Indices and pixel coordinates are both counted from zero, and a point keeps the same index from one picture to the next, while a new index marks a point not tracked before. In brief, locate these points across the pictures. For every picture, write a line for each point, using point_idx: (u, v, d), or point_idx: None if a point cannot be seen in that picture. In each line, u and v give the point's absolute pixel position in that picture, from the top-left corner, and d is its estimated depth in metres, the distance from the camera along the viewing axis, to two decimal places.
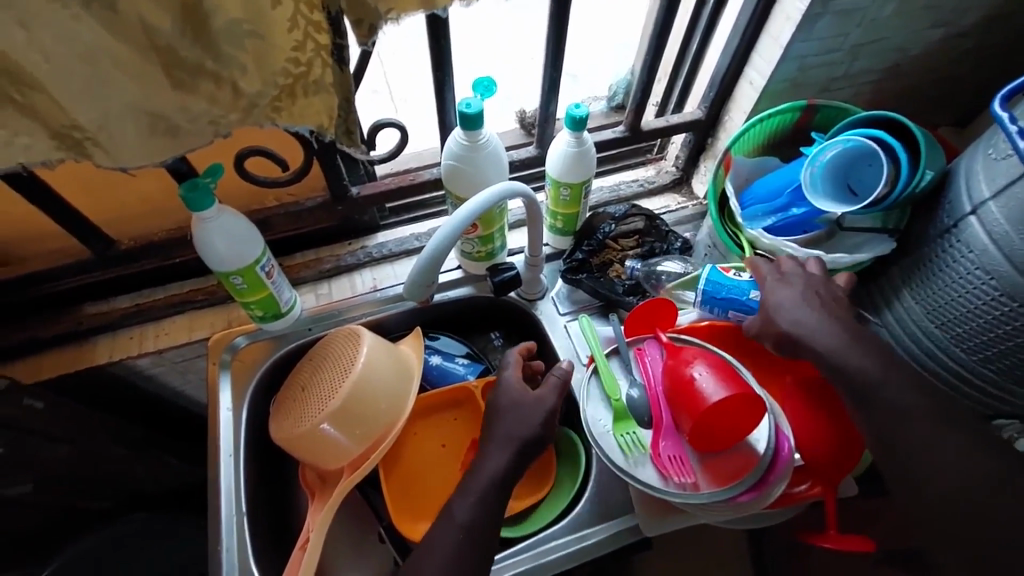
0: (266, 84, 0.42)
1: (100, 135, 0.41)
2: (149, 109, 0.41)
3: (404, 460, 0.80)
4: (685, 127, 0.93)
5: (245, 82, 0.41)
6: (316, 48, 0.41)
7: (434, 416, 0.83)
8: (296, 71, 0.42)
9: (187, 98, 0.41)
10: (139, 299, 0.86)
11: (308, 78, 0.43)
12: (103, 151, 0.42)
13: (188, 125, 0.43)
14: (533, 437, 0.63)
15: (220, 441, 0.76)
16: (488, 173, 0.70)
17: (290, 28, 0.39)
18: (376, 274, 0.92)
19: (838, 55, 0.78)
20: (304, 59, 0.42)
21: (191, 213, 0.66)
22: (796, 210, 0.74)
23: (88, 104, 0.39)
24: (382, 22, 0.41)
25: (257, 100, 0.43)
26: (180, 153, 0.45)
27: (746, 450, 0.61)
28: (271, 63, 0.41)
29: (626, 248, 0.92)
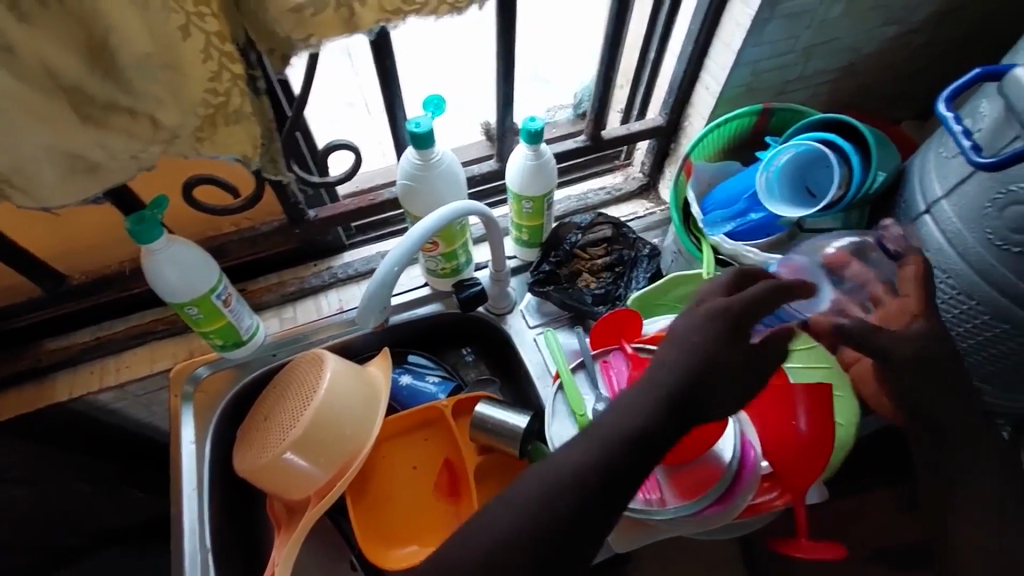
0: (186, 116, 0.41)
1: (15, 178, 0.39)
2: (67, 148, 0.39)
3: (376, 486, 0.78)
4: (648, 134, 0.92)
5: (163, 115, 0.40)
6: (232, 78, 0.41)
7: (407, 437, 0.81)
8: (216, 101, 0.41)
9: (103, 135, 0.40)
10: (99, 332, 0.83)
11: (228, 108, 0.42)
12: (22, 193, 0.40)
13: (108, 162, 0.41)
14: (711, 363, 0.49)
15: (183, 476, 0.74)
16: (444, 190, 0.70)
17: (205, 58, 0.39)
18: (342, 295, 0.91)
19: (791, 57, 0.78)
20: (223, 90, 0.41)
21: (139, 245, 0.64)
22: (754, 215, 0.74)
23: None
24: (296, 50, 0.41)
25: (178, 132, 0.41)
26: (102, 189, 0.43)
27: (712, 463, 0.61)
28: (188, 95, 0.40)
29: (594, 257, 0.91)
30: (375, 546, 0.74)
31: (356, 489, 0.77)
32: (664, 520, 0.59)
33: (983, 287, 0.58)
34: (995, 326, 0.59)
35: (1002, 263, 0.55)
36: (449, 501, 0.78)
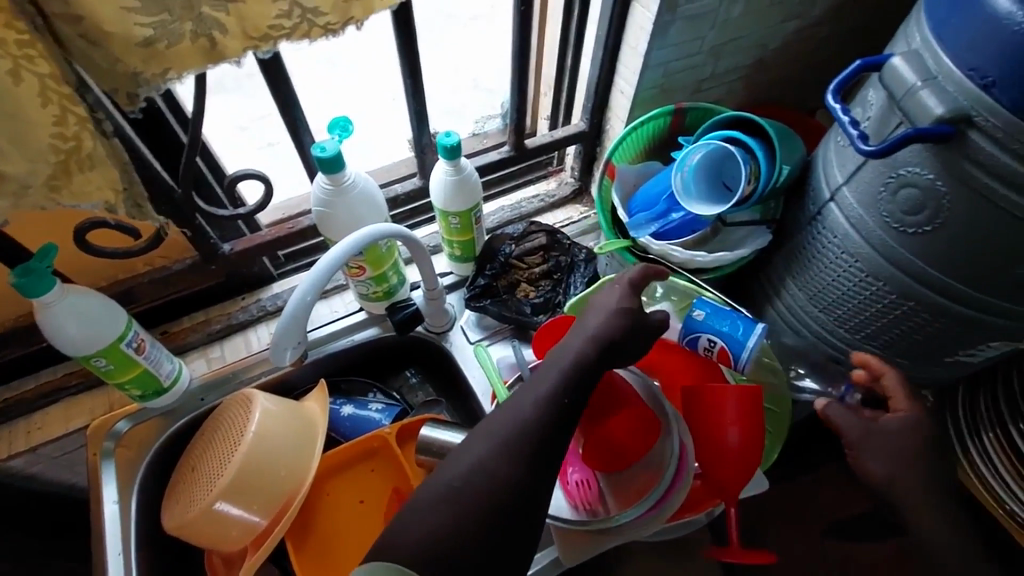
0: (34, 166, 0.39)
1: None
2: None
3: (320, 523, 0.75)
4: (572, 140, 0.93)
5: (8, 166, 0.38)
6: (79, 120, 0.39)
7: (349, 471, 0.78)
8: (66, 147, 0.39)
9: None
10: (5, 393, 0.79)
11: (82, 152, 0.40)
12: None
13: None
14: (622, 340, 0.56)
15: (106, 539, 0.69)
16: (360, 213, 0.67)
17: (43, 102, 0.37)
18: (273, 328, 0.88)
19: (700, 57, 0.80)
20: (71, 133, 0.39)
21: (28, 300, 0.60)
22: (675, 214, 0.74)
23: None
24: (149, 87, 0.39)
25: (28, 182, 0.39)
26: None
27: (649, 467, 0.60)
28: (30, 143, 0.38)
29: (532, 266, 0.92)
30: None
31: (297, 528, 0.74)
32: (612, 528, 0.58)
33: (887, 268, 0.60)
34: (902, 304, 0.62)
35: (901, 244, 0.57)
36: None
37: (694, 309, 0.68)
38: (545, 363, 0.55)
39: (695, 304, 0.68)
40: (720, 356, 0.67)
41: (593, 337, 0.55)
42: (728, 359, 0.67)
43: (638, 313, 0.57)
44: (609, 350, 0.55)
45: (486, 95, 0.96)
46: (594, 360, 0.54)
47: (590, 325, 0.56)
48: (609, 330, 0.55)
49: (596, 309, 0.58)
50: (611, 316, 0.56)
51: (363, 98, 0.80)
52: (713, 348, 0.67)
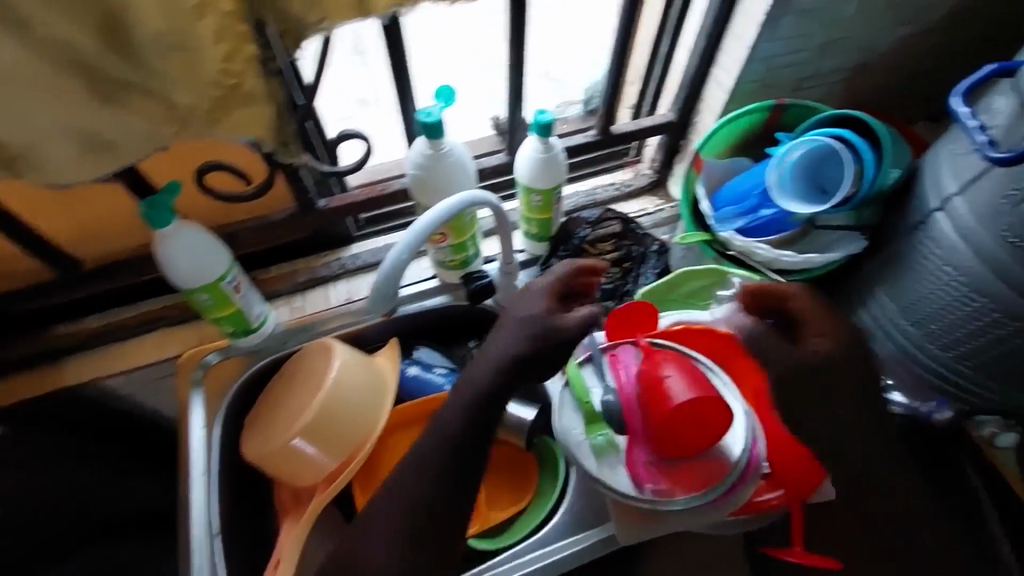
0: (198, 98, 0.42)
1: (30, 153, 0.41)
2: (81, 127, 0.41)
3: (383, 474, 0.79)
4: (658, 130, 0.92)
5: (178, 96, 0.41)
6: (245, 60, 0.41)
7: (412, 428, 0.81)
8: (227, 83, 0.42)
9: (123, 114, 0.42)
10: (109, 318, 0.84)
11: (240, 90, 0.43)
12: (37, 168, 0.42)
13: (122, 139, 0.43)
14: (526, 355, 0.61)
15: (191, 460, 0.75)
16: (454, 180, 0.70)
17: (218, 39, 0.40)
18: (351, 286, 0.92)
19: (805, 54, 0.78)
20: (235, 71, 0.41)
21: (151, 230, 0.65)
22: (765, 211, 0.73)
23: (14, 122, 0.39)
24: (310, 31, 0.42)
25: (192, 112, 0.42)
26: (118, 167, 0.44)
27: (720, 456, 0.61)
28: (201, 75, 0.40)
29: (602, 252, 0.92)
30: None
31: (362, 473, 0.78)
32: (676, 510, 0.61)
33: (995, 284, 0.58)
34: (1006, 324, 0.59)
35: (1015, 260, 0.55)
36: None
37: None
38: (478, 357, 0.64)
39: None
40: None
41: (497, 361, 0.62)
42: None
43: (547, 324, 0.61)
44: (518, 366, 0.61)
45: (576, 79, 0.97)
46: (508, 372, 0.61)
47: (495, 348, 0.62)
48: (511, 349, 0.61)
49: (543, 317, 0.62)
50: (516, 332, 0.62)
51: (466, 65, 0.80)
52: None
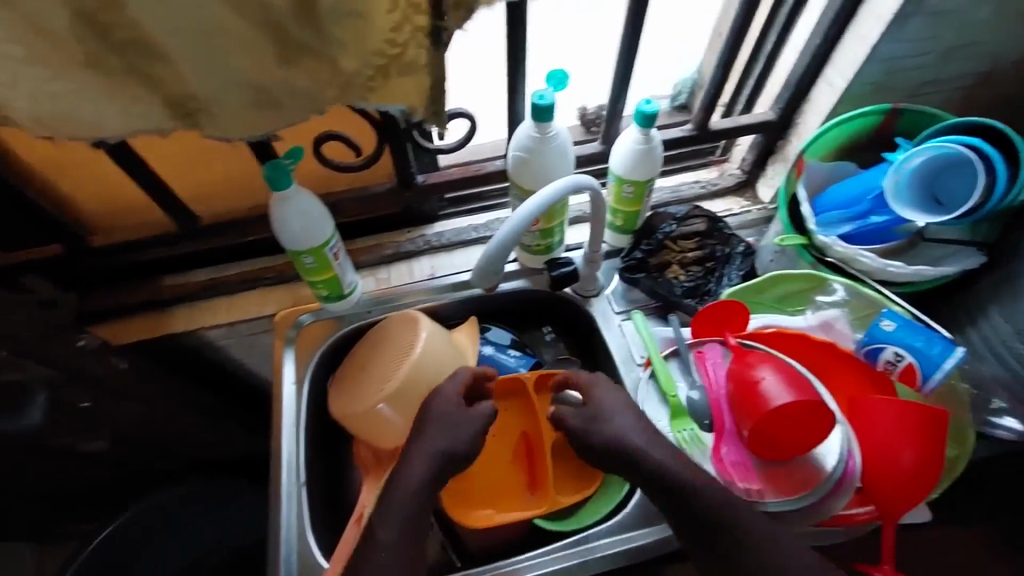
0: (361, 64, 0.42)
1: (210, 105, 0.41)
2: (256, 84, 0.41)
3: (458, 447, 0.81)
4: (757, 128, 0.89)
5: (345, 61, 0.41)
6: (413, 29, 0.41)
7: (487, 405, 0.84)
8: (391, 52, 0.42)
9: (294, 76, 0.41)
10: (213, 273, 0.89)
11: (402, 59, 0.43)
12: (214, 121, 0.42)
13: (289, 101, 0.43)
14: (453, 450, 0.64)
15: (283, 412, 0.80)
16: (556, 165, 0.71)
17: (391, 8, 0.40)
18: (434, 262, 0.94)
19: (929, 58, 0.75)
20: (401, 40, 0.42)
21: (271, 191, 0.69)
22: (876, 218, 0.71)
23: (204, 74, 0.39)
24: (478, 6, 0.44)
25: (355, 78, 0.42)
26: (278, 128, 0.44)
27: (813, 464, 0.60)
28: (370, 41, 0.40)
29: (684, 250, 0.91)
30: (457, 508, 0.76)
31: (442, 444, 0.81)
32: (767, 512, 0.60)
33: None
34: None
35: None
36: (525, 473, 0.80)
37: (882, 319, 0.65)
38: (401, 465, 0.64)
39: (885, 313, 0.65)
40: (904, 373, 0.65)
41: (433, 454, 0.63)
42: (912, 380, 0.65)
43: (465, 422, 0.66)
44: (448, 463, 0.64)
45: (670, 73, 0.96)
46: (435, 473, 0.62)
47: (434, 444, 0.64)
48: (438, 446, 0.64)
49: (460, 414, 0.66)
50: (444, 433, 0.65)
51: (574, 49, 0.80)
52: (898, 363, 0.65)
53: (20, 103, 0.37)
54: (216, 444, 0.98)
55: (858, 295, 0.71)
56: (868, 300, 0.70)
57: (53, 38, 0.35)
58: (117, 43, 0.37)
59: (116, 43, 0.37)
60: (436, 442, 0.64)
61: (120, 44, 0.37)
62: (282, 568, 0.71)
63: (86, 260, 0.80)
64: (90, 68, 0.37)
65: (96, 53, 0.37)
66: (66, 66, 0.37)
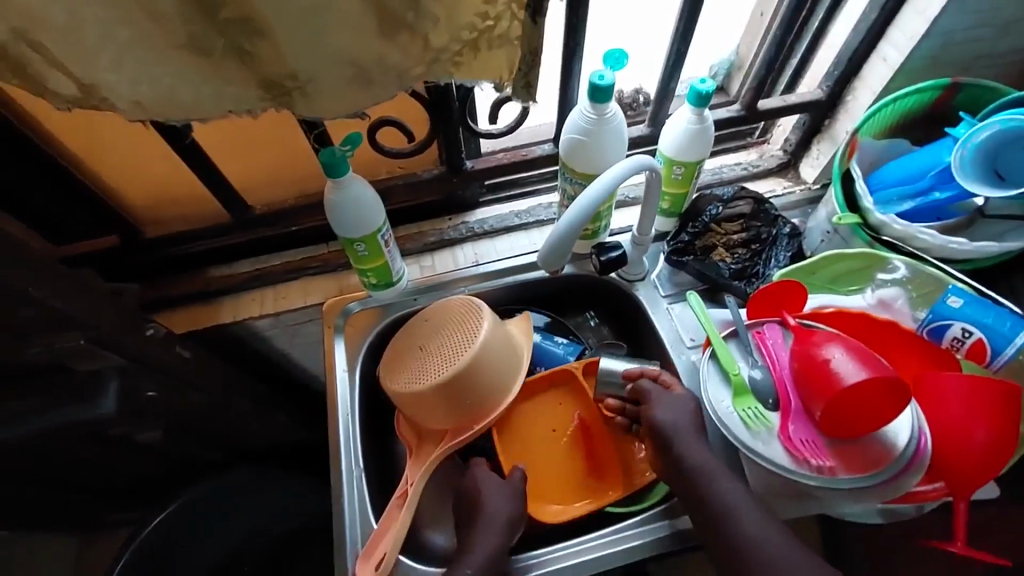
0: (451, 39, 0.44)
1: (308, 85, 0.42)
2: (354, 61, 0.41)
3: (519, 443, 0.80)
4: (803, 108, 0.88)
5: (435, 36, 0.43)
6: (508, 2, 0.44)
7: (540, 397, 0.83)
8: (482, 25, 0.44)
9: (389, 53, 0.42)
10: (257, 264, 0.89)
11: (492, 32, 0.45)
12: (306, 101, 0.43)
13: (380, 77, 0.43)
14: (514, 520, 0.67)
15: (339, 401, 0.80)
16: (612, 146, 0.70)
17: None
18: (477, 249, 0.94)
19: (987, 30, 0.73)
20: (494, 13, 0.44)
21: (327, 179, 0.69)
22: (938, 194, 0.70)
23: (304, 51, 0.39)
24: None
25: (441, 54, 0.44)
26: (368, 105, 0.45)
27: (884, 443, 0.61)
28: (462, 15, 0.43)
29: (730, 232, 0.90)
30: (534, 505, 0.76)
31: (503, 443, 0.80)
32: (843, 489, 0.61)
33: None
34: None
35: None
36: (590, 464, 0.79)
37: (948, 297, 0.65)
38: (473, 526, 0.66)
39: (951, 290, 0.66)
40: (971, 350, 0.64)
41: (497, 529, 0.65)
42: (980, 357, 0.65)
43: (513, 495, 0.69)
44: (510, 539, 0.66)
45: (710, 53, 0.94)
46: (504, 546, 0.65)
47: (497, 516, 0.66)
48: (501, 519, 0.66)
49: (503, 483, 0.69)
50: (496, 514, 0.66)
51: (629, 30, 0.79)
52: (966, 338, 0.64)
53: (133, 83, 0.40)
54: (263, 433, 0.98)
55: (917, 273, 0.70)
56: (927, 277, 0.69)
57: (163, 21, 0.38)
58: (221, 21, 0.39)
59: (220, 21, 0.39)
60: (501, 510, 0.67)
61: (224, 22, 0.39)
62: (348, 555, 0.72)
63: (137, 252, 0.81)
64: (193, 49, 0.40)
65: (200, 32, 0.39)
66: (172, 48, 0.39)
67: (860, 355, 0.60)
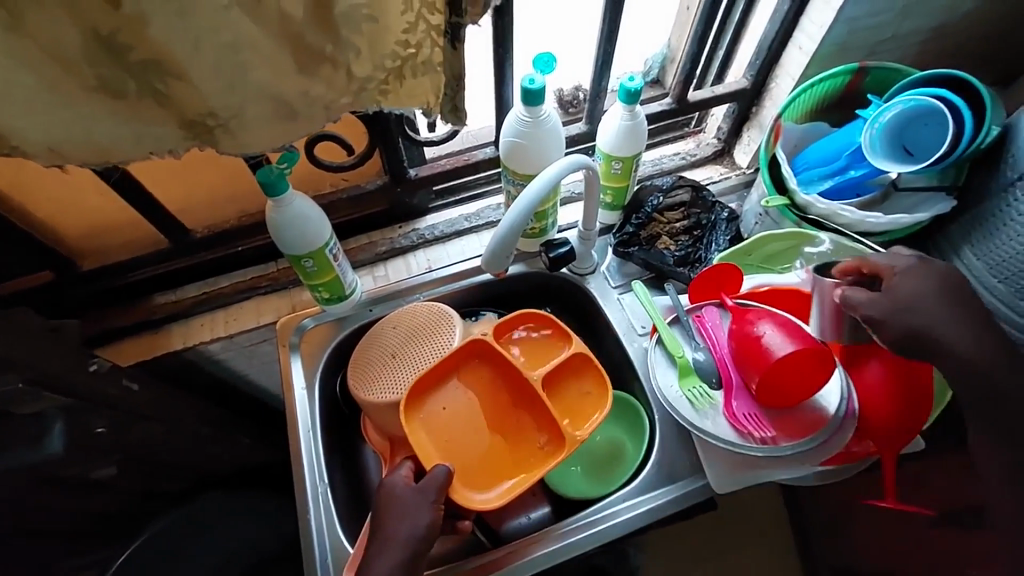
0: (375, 68, 0.46)
1: (231, 121, 0.43)
2: (280, 96, 0.44)
3: (443, 431, 0.71)
4: (730, 97, 0.92)
5: (358, 67, 0.45)
6: (427, 28, 0.46)
7: (449, 372, 0.75)
8: (405, 53, 0.46)
9: (311, 84, 0.44)
10: (203, 288, 0.87)
11: (416, 60, 0.47)
12: (229, 137, 0.45)
13: (306, 110, 0.46)
14: (420, 534, 0.61)
15: (298, 418, 0.80)
16: (548, 148, 0.72)
17: (405, 9, 0.43)
18: (429, 255, 0.94)
19: (887, 17, 0.78)
20: (414, 41, 0.46)
21: (266, 198, 0.68)
22: (854, 172, 0.76)
23: (222, 89, 0.41)
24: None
25: (367, 83, 0.46)
26: (298, 135, 0.47)
27: (819, 409, 0.68)
28: (382, 46, 0.44)
29: (672, 220, 0.93)
30: (458, 492, 0.67)
31: (424, 419, 0.71)
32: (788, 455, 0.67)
33: None
34: None
35: None
36: (522, 440, 0.72)
37: None
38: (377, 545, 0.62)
39: None
40: None
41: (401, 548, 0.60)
42: None
43: (419, 507, 0.62)
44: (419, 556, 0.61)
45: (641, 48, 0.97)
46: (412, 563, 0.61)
47: (401, 533, 0.61)
48: (404, 539, 0.61)
49: (415, 494, 0.63)
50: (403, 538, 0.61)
51: (558, 31, 0.81)
52: None
53: (44, 129, 0.40)
54: (226, 458, 0.96)
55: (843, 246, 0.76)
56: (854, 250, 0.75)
57: (69, 66, 0.38)
58: (131, 62, 0.39)
59: (130, 64, 0.39)
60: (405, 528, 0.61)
61: (135, 65, 0.39)
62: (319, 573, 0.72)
63: (73, 286, 0.79)
64: (106, 92, 0.40)
65: (110, 74, 0.39)
66: (82, 91, 0.39)
67: (795, 330, 0.65)
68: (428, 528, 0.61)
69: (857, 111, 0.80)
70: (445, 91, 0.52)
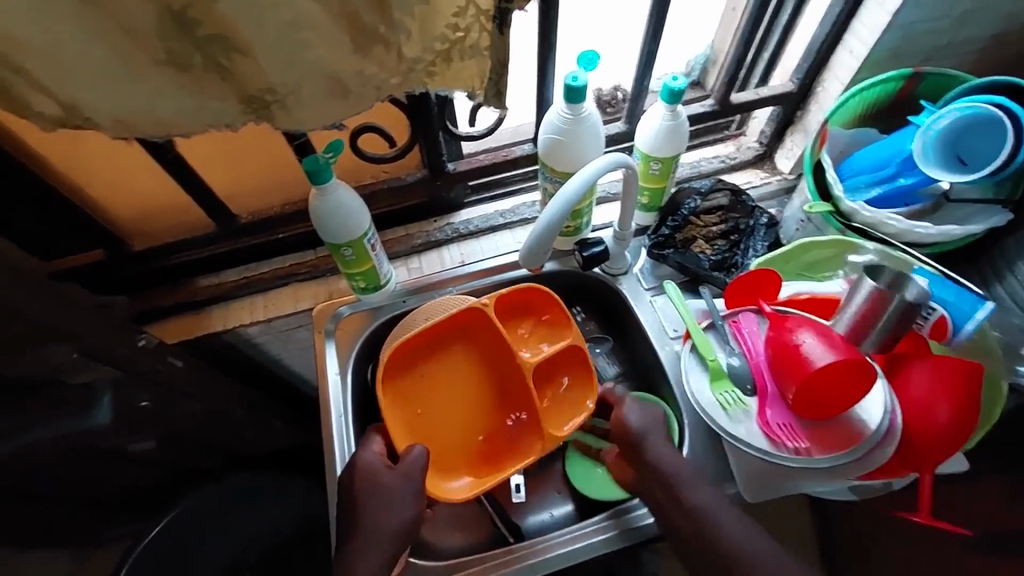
0: (424, 50, 0.47)
1: (288, 97, 0.45)
2: (332, 72, 0.44)
3: (426, 410, 0.74)
4: (775, 100, 0.90)
5: (408, 47, 0.46)
6: (476, 13, 0.46)
7: (443, 347, 0.76)
8: (453, 36, 0.47)
9: (365, 64, 0.46)
10: (245, 272, 0.90)
11: (464, 43, 0.48)
12: (285, 113, 0.46)
13: (358, 88, 0.47)
14: (405, 519, 0.62)
15: (331, 403, 0.81)
16: (588, 145, 0.72)
17: None
18: (463, 250, 0.95)
19: (945, 22, 0.75)
20: (463, 25, 0.46)
21: (312, 187, 0.70)
22: (903, 180, 0.73)
23: (281, 67, 0.42)
24: None
25: (416, 64, 0.47)
26: (348, 115, 0.48)
27: (858, 421, 0.66)
28: (431, 28, 0.46)
29: (709, 224, 0.92)
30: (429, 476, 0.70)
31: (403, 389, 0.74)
32: (822, 467, 0.66)
33: None
34: None
35: None
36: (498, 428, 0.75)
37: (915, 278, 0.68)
38: (361, 533, 0.62)
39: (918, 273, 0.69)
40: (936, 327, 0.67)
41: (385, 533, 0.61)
42: (942, 334, 0.68)
43: (400, 490, 0.63)
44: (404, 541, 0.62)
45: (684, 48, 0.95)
46: (399, 547, 0.62)
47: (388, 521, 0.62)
48: (389, 522, 0.62)
49: (399, 477, 0.64)
50: (388, 521, 0.62)
51: (601, 30, 0.80)
52: (930, 316, 0.67)
53: (115, 99, 0.42)
54: (257, 439, 0.98)
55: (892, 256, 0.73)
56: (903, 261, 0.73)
57: (141, 39, 0.40)
58: (200, 37, 0.41)
59: (198, 38, 0.41)
60: (394, 512, 0.62)
61: (203, 39, 0.41)
62: None
63: (125, 264, 0.82)
64: (173, 64, 0.42)
65: (179, 47, 0.41)
66: (152, 64, 0.41)
67: (832, 341, 0.63)
68: (410, 513, 0.63)
69: (909, 117, 0.77)
70: (490, 74, 0.52)
